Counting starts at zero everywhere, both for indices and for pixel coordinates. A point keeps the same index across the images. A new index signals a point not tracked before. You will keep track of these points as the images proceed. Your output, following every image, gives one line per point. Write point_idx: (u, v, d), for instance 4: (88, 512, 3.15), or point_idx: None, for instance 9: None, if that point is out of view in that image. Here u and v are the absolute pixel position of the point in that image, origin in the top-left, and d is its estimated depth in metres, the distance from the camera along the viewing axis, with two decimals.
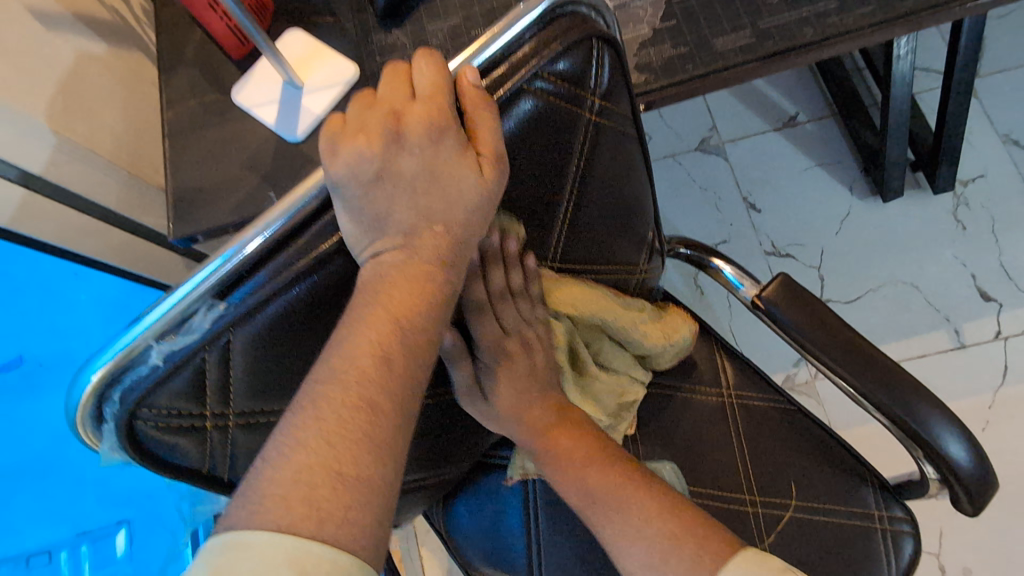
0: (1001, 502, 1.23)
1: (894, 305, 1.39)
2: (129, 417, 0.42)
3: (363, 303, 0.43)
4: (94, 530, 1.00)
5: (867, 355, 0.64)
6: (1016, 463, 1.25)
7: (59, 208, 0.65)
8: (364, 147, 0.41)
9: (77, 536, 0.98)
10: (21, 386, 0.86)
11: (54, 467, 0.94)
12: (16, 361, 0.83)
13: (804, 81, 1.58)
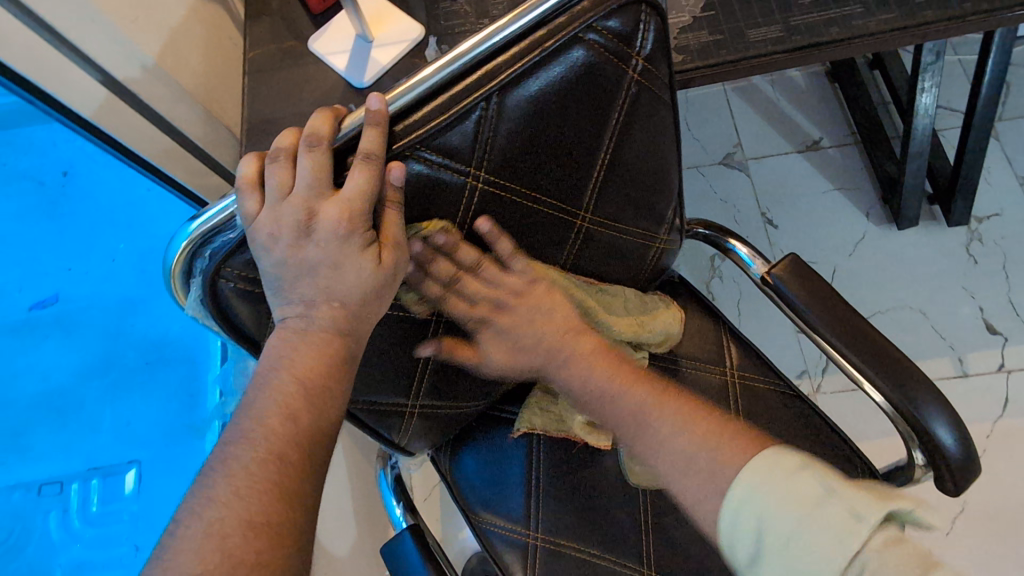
0: (994, 530, 1.24)
1: (901, 329, 1.42)
2: (215, 275, 0.48)
3: (420, 206, 0.50)
4: (105, 466, 1.16)
5: (867, 335, 0.68)
6: (1012, 494, 1.26)
7: (142, 123, 0.70)
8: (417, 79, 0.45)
9: (89, 470, 1.15)
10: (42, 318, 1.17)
11: (64, 403, 1.16)
12: (53, 297, 1.19)
13: (829, 110, 1.65)
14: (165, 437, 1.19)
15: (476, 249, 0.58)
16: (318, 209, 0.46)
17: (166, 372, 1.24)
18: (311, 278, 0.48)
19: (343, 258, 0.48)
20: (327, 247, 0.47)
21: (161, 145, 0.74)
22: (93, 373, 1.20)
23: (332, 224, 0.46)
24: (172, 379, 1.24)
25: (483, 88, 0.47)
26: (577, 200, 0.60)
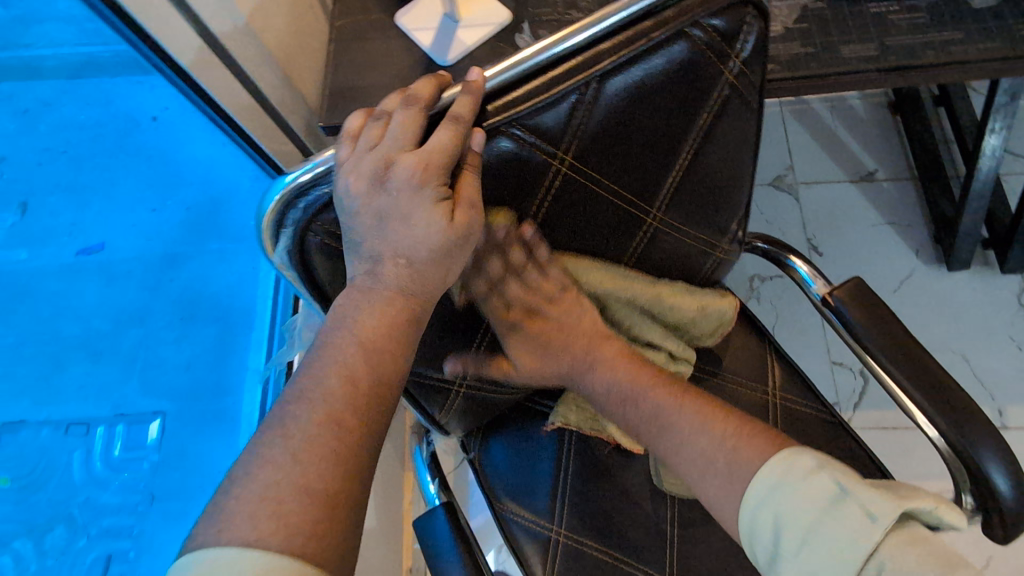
0: None
1: None
2: (305, 225, 0.49)
3: (503, 184, 0.51)
4: (131, 414, 1.07)
5: (927, 367, 0.67)
6: None
7: (227, 76, 0.73)
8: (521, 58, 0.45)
9: (116, 416, 1.06)
10: (95, 266, 1.10)
11: (104, 345, 1.09)
12: (99, 246, 1.10)
13: (887, 142, 1.61)
14: (191, 393, 1.10)
15: (546, 235, 0.58)
16: (396, 160, 0.46)
17: (204, 326, 1.14)
18: (383, 234, 0.48)
19: (414, 209, 0.47)
20: (399, 197, 0.46)
21: (240, 100, 0.76)
22: (133, 319, 1.12)
23: (408, 177, 0.46)
24: (211, 334, 1.13)
25: (583, 73, 0.47)
26: (652, 198, 0.59)
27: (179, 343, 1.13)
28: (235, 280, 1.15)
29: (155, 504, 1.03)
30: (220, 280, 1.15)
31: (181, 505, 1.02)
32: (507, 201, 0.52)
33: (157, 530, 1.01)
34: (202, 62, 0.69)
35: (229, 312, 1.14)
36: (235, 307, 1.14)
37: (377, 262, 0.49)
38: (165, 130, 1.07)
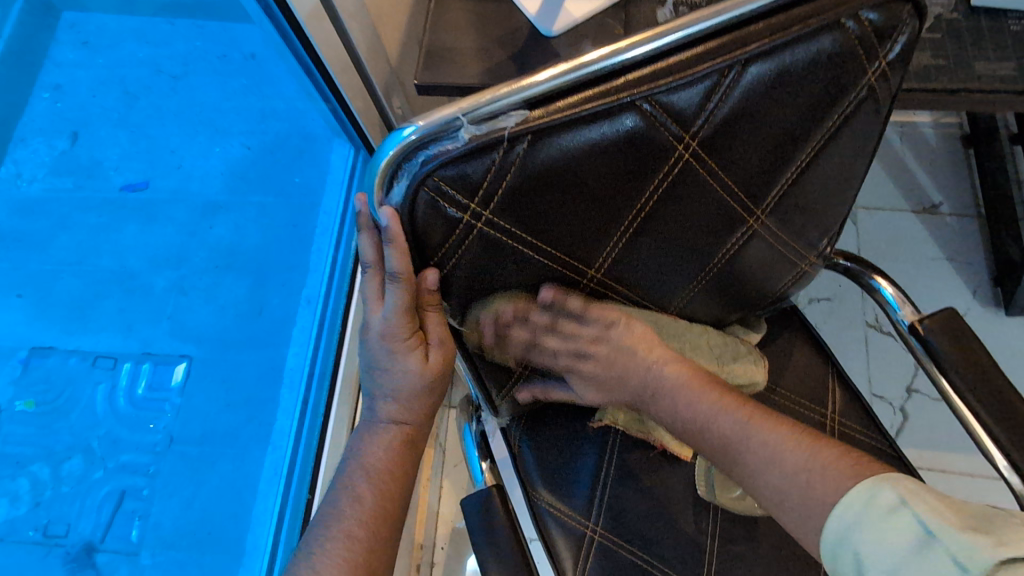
0: None
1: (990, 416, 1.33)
2: (419, 183, 0.43)
3: (622, 160, 0.46)
4: (159, 353, 1.04)
5: (1017, 412, 0.63)
6: None
7: (330, 30, 0.70)
8: (670, 28, 0.42)
9: (143, 354, 1.04)
10: (143, 206, 1.10)
11: (133, 285, 1.07)
12: (144, 184, 1.11)
13: (956, 174, 1.55)
14: (218, 337, 1.05)
15: (648, 228, 0.54)
16: (370, 321, 0.55)
17: (241, 275, 1.08)
18: (374, 375, 0.59)
19: (394, 362, 0.57)
20: (379, 352, 0.56)
21: (339, 57, 0.74)
22: (168, 262, 1.08)
23: (382, 341, 0.56)
24: (250, 284, 1.08)
25: (730, 53, 0.44)
26: (761, 198, 0.56)
27: (212, 291, 1.07)
28: (282, 233, 1.08)
29: (174, 446, 0.99)
30: (267, 231, 1.09)
31: (204, 452, 0.98)
32: (621, 183, 0.48)
33: (174, 472, 0.97)
34: (313, 15, 0.67)
35: (269, 263, 1.08)
36: (286, 260, 1.07)
37: (373, 401, 0.61)
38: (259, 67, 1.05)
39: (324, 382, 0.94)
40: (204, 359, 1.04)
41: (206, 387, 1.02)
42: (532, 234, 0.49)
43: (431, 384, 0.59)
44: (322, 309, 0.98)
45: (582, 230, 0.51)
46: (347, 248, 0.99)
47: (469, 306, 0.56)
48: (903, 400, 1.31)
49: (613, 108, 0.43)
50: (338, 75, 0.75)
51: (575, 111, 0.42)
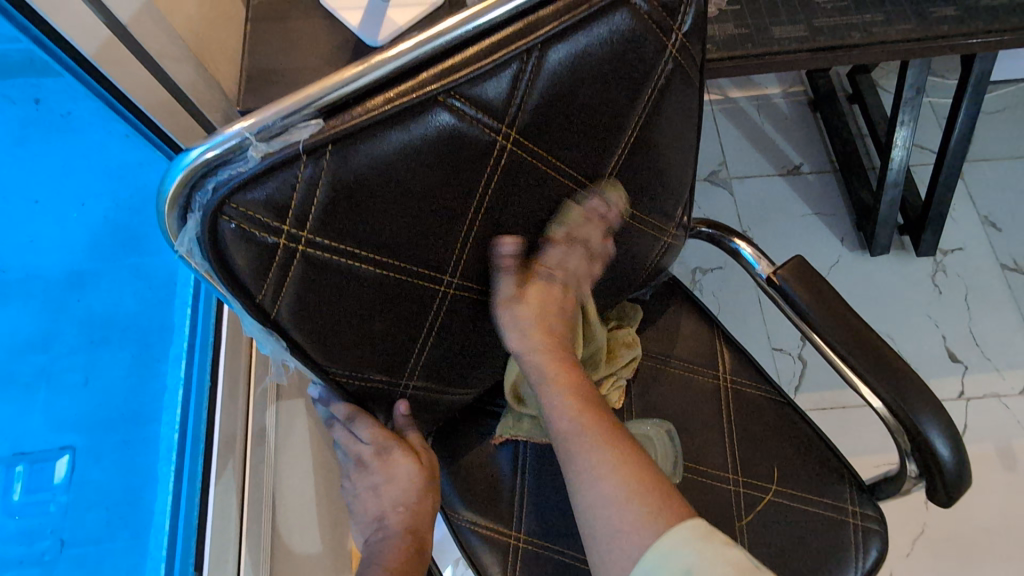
0: (960, 562, 1.21)
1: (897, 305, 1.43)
2: (216, 213, 0.40)
3: (441, 159, 0.45)
4: (35, 452, 0.74)
5: (865, 341, 0.68)
6: (977, 521, 1.24)
7: (141, 70, 0.65)
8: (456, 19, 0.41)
9: (14, 457, 0.72)
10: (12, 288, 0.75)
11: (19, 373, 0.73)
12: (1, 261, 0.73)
13: (808, 134, 1.69)
14: (103, 421, 0.82)
15: (492, 224, 0.53)
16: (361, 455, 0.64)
17: (124, 344, 0.86)
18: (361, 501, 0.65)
19: (376, 481, 0.64)
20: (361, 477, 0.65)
21: (159, 97, 0.68)
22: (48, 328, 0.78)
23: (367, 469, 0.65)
24: (131, 355, 0.87)
25: (525, 39, 0.44)
26: (602, 180, 0.57)
27: (90, 364, 0.82)
28: (150, 292, 0.91)
29: (67, 551, 0.73)
30: (136, 289, 0.90)
31: (102, 555, 0.76)
32: (448, 183, 0.47)
33: None
34: (112, 56, 0.61)
35: (147, 330, 0.89)
36: (157, 323, 0.90)
37: (382, 518, 0.63)
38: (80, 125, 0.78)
39: (197, 446, 0.83)
40: (93, 448, 0.79)
41: (98, 484, 0.79)
42: (368, 250, 0.47)
43: (427, 480, 0.64)
44: (187, 364, 0.88)
45: (419, 234, 0.49)
46: (209, 316, 0.92)
47: (324, 337, 0.52)
48: (799, 348, 1.40)
49: (415, 107, 0.42)
50: (159, 117, 0.69)
51: (373, 116, 0.41)
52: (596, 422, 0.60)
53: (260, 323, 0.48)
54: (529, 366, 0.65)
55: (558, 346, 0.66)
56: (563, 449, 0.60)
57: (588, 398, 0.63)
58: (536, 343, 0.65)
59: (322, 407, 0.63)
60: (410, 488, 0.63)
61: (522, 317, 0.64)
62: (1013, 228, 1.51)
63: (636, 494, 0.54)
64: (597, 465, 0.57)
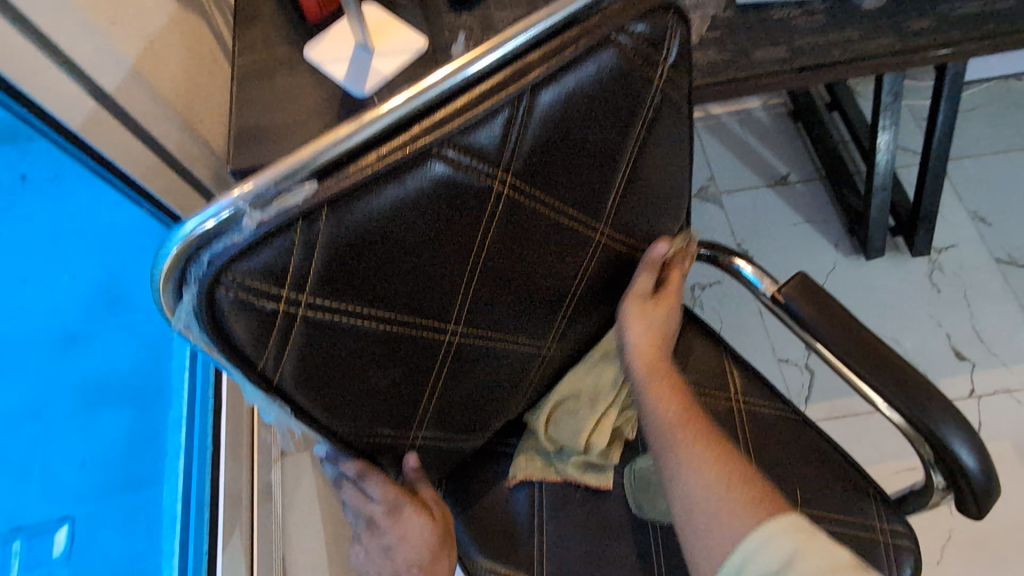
0: (994, 566, 1.18)
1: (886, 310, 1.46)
2: (212, 285, 0.39)
3: (437, 209, 0.45)
4: (33, 525, 0.78)
5: (878, 354, 0.67)
6: (1006, 522, 1.21)
7: (128, 136, 0.64)
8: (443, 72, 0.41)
9: (11, 531, 0.77)
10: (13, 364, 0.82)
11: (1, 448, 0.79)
12: None
13: (792, 144, 1.71)
14: (103, 488, 0.83)
15: (495, 270, 0.52)
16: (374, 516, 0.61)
17: (120, 407, 0.86)
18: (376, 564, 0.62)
19: (389, 543, 0.61)
20: (372, 539, 0.62)
21: (146, 162, 0.67)
22: (39, 410, 0.83)
23: (377, 534, 0.61)
24: (130, 416, 0.86)
25: (514, 86, 0.43)
26: (600, 214, 0.56)
27: (82, 438, 0.84)
28: (151, 352, 0.88)
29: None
30: (129, 353, 0.88)
31: None
32: (446, 233, 0.46)
33: None
34: (98, 125, 0.60)
35: (148, 390, 0.86)
36: (155, 387, 0.86)
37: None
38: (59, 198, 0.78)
39: (201, 514, 0.77)
40: (93, 517, 0.81)
41: (99, 553, 0.79)
42: (371, 304, 0.46)
43: (441, 537, 0.62)
44: (187, 435, 0.82)
45: (423, 283, 0.48)
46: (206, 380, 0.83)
47: (333, 398, 0.50)
48: (806, 358, 1.38)
49: (409, 161, 0.42)
50: (148, 179, 0.69)
51: (367, 174, 0.40)
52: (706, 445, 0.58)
53: (263, 390, 0.46)
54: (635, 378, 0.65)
55: (669, 374, 0.64)
56: (661, 457, 0.60)
57: (702, 428, 0.60)
58: (641, 355, 0.65)
59: (330, 466, 0.61)
60: (424, 546, 0.61)
61: (636, 326, 0.65)
62: (1003, 223, 1.52)
63: (734, 491, 0.54)
64: (698, 477, 0.56)
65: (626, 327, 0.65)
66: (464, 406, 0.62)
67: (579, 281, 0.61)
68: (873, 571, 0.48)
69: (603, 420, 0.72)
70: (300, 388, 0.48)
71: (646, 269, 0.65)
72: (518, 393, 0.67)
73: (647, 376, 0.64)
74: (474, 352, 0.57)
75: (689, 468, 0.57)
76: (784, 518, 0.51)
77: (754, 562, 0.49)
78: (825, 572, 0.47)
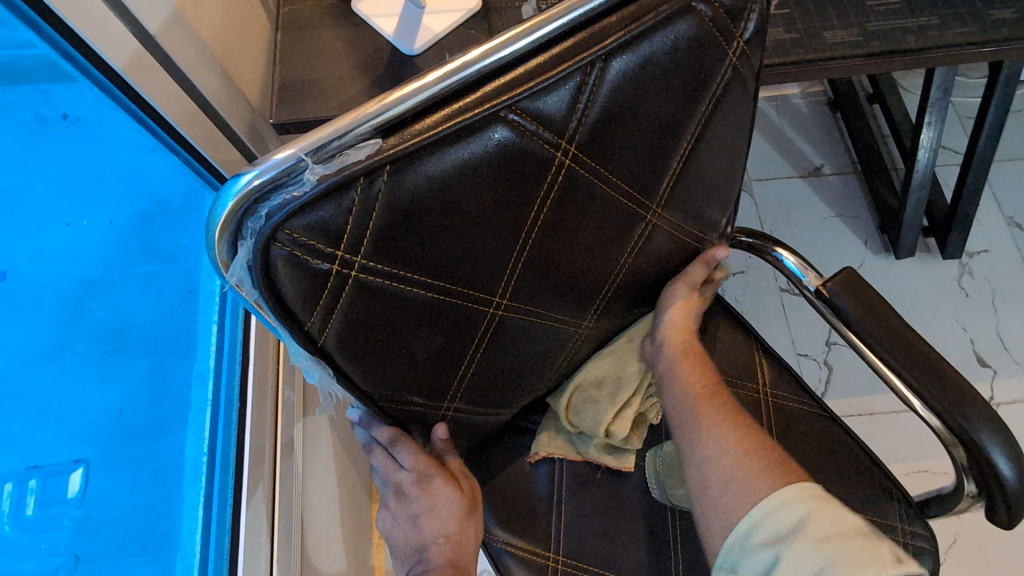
0: None
1: (911, 312, 1.44)
2: (268, 240, 0.38)
3: (498, 176, 0.43)
4: (50, 464, 0.74)
5: (922, 355, 0.65)
6: None
7: (169, 82, 0.62)
8: (517, 31, 0.39)
9: (28, 470, 0.73)
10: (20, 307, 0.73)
11: (71, 391, 0.76)
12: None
13: (830, 136, 1.66)
14: (122, 435, 0.79)
15: (547, 243, 0.50)
16: (402, 484, 0.61)
17: (138, 355, 0.83)
18: (400, 530, 0.62)
19: (416, 512, 0.61)
20: (398, 506, 0.62)
21: (186, 109, 0.65)
22: (57, 353, 0.76)
23: (405, 501, 0.61)
24: (150, 365, 0.83)
25: (589, 51, 0.41)
26: (655, 193, 0.54)
27: (103, 384, 0.79)
28: (175, 305, 0.87)
29: (81, 567, 0.72)
30: (152, 303, 0.86)
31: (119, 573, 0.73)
32: (504, 202, 0.45)
33: None
34: (141, 67, 0.58)
35: (171, 340, 0.86)
36: (177, 337, 0.86)
37: (424, 549, 0.60)
38: (89, 140, 0.75)
39: (228, 467, 0.78)
40: (110, 461, 0.77)
41: (122, 496, 0.77)
42: (423, 272, 0.45)
43: (468, 510, 0.62)
44: (213, 385, 0.82)
45: (475, 252, 0.46)
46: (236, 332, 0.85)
47: (373, 365, 0.50)
48: (825, 354, 1.37)
49: (475, 123, 0.40)
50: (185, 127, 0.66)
51: (432, 135, 0.38)
52: (727, 421, 0.61)
53: (307, 351, 0.46)
54: (663, 357, 0.67)
55: (698, 356, 0.67)
56: (684, 432, 0.62)
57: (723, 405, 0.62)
58: (673, 333, 0.67)
59: (361, 430, 0.61)
60: (452, 518, 0.61)
61: (675, 309, 0.67)
62: None
63: (748, 466, 0.56)
64: (716, 448, 0.58)
65: (664, 310, 0.67)
66: (499, 380, 0.61)
67: (624, 263, 0.59)
68: (880, 543, 0.49)
69: (626, 408, 0.70)
70: (343, 353, 0.47)
71: (699, 263, 0.66)
72: (551, 370, 0.66)
73: (675, 354, 0.66)
74: (515, 326, 0.56)
75: (706, 439, 0.60)
76: (797, 486, 0.53)
77: (763, 525, 0.51)
78: (832, 540, 0.48)
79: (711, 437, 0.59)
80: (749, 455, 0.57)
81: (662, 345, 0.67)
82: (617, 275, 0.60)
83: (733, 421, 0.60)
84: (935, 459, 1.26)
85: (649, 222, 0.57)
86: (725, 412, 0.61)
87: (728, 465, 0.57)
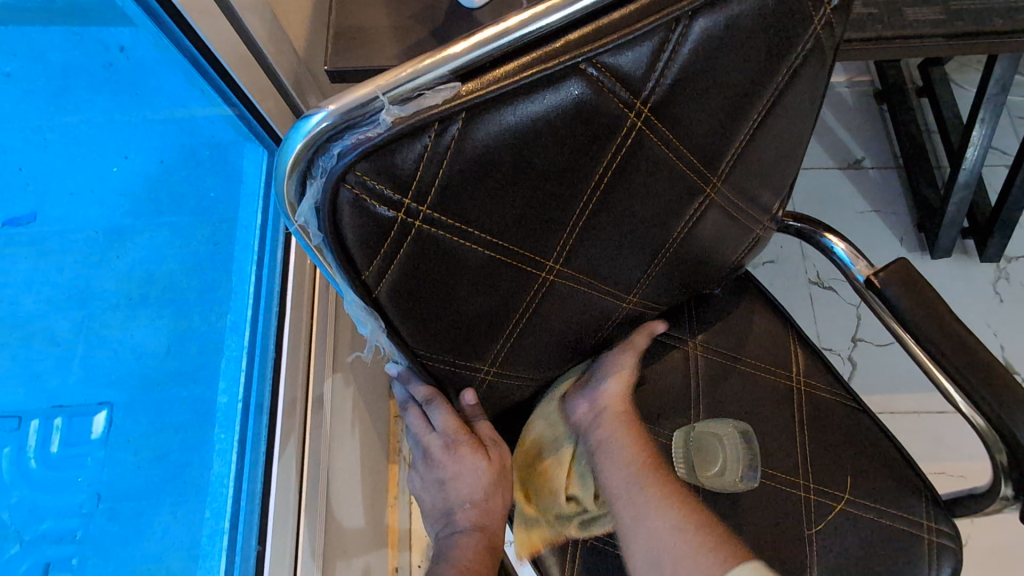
0: None
1: None
2: (338, 180, 0.37)
3: (569, 132, 0.41)
4: None
5: (972, 353, 0.64)
6: None
7: (223, 23, 0.61)
8: None
9: None
10: None
11: None
12: None
13: (874, 127, 1.61)
14: None
15: (607, 209, 0.49)
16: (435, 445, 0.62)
17: None
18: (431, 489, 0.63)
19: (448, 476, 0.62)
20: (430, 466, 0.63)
21: (238, 53, 0.65)
22: None
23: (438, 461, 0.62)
24: None
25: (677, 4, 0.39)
26: (719, 164, 0.52)
27: None
28: None
29: None
30: None
31: None
32: (571, 161, 0.43)
33: None
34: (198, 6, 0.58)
35: None
36: None
37: (449, 514, 0.62)
38: None
39: (260, 417, 0.78)
40: None
41: None
42: (484, 229, 0.44)
43: (496, 477, 0.62)
44: (252, 330, 0.81)
45: (536, 212, 0.45)
46: (273, 270, 0.84)
47: (421, 320, 0.49)
48: (850, 350, 1.35)
49: (553, 74, 0.38)
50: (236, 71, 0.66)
51: (509, 83, 0.37)
52: (662, 490, 0.64)
53: (362, 300, 0.46)
54: (593, 439, 0.70)
55: (633, 424, 0.71)
56: (624, 503, 0.65)
57: (661, 476, 0.66)
58: (612, 408, 0.71)
59: (399, 386, 0.61)
60: (482, 484, 0.61)
61: (613, 380, 0.72)
62: None
63: (692, 543, 0.59)
64: (654, 518, 0.62)
65: (607, 375, 0.72)
66: (540, 347, 0.61)
67: (677, 237, 0.58)
68: None
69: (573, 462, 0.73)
70: (394, 306, 0.47)
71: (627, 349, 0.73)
72: (591, 341, 0.65)
73: (606, 422, 0.70)
74: (564, 292, 0.55)
75: (641, 518, 0.63)
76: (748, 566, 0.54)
77: None
78: None
79: (650, 531, 0.62)
80: (685, 523, 0.61)
81: (596, 404, 0.72)
82: (668, 249, 0.59)
83: (670, 491, 0.64)
84: (954, 463, 1.24)
85: (708, 195, 0.55)
86: (663, 485, 0.65)
87: (668, 523, 0.61)
